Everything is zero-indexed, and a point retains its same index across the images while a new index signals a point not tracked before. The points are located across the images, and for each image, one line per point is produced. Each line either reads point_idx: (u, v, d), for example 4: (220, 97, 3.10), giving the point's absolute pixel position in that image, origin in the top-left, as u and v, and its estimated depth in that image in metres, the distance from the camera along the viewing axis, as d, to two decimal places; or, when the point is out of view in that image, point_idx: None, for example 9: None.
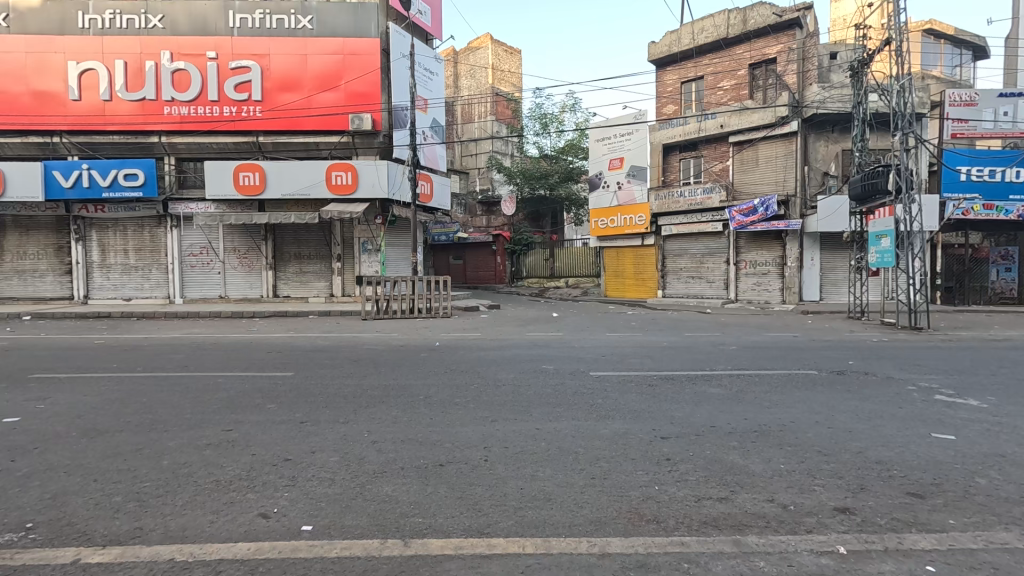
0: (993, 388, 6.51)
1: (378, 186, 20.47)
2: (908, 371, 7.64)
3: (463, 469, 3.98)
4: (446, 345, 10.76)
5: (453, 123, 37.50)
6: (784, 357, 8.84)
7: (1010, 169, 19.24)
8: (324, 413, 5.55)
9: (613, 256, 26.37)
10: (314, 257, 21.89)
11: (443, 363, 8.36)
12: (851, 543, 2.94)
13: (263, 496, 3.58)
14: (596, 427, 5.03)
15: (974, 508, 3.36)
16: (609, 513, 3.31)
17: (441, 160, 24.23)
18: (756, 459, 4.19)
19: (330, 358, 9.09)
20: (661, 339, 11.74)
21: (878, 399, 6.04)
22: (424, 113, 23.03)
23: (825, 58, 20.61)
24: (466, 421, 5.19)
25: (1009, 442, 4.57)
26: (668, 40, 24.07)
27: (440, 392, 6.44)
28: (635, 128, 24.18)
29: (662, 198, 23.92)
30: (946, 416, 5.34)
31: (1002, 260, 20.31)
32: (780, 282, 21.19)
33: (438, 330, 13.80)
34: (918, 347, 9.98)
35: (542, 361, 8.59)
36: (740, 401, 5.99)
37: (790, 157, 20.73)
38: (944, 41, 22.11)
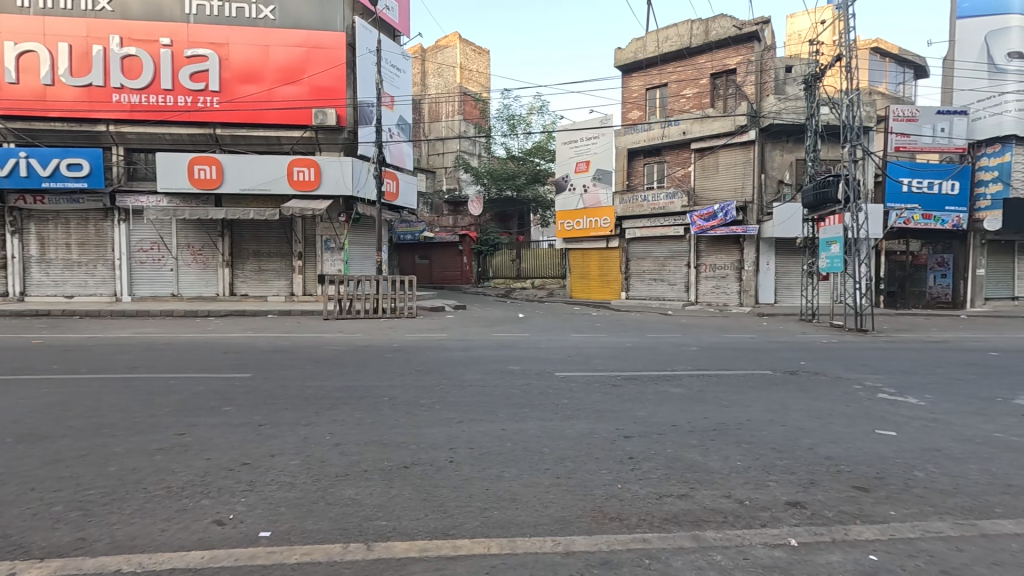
0: (930, 387, 6.94)
1: (342, 182, 20.00)
2: (854, 371, 8.04)
3: (428, 471, 3.94)
4: (412, 345, 10.65)
5: (420, 121, 37.19)
6: (742, 358, 9.17)
7: (946, 181, 20.65)
8: (284, 415, 5.40)
9: (579, 258, 26.65)
10: (274, 255, 21.24)
11: (408, 364, 8.27)
12: (801, 536, 3.08)
13: (219, 502, 3.45)
14: (561, 427, 5.08)
15: (913, 499, 3.58)
16: (574, 511, 3.35)
17: (408, 159, 23.96)
18: (715, 456, 4.34)
19: (290, 358, 8.84)
20: (625, 339, 11.96)
21: (827, 397, 6.35)
22: (391, 110, 22.67)
23: (781, 71, 21.40)
24: (433, 422, 5.16)
25: (945, 437, 4.88)
26: (634, 47, 24.58)
27: (405, 392, 6.36)
28: (602, 132, 24.57)
29: (627, 201, 24.36)
30: (889, 413, 5.67)
31: (938, 266, 21.66)
32: (737, 285, 21.93)
33: (403, 330, 13.63)
34: (864, 348, 10.51)
35: (508, 361, 8.61)
36: (699, 400, 6.17)
37: (748, 164, 21.51)
38: (889, 60, 23.42)
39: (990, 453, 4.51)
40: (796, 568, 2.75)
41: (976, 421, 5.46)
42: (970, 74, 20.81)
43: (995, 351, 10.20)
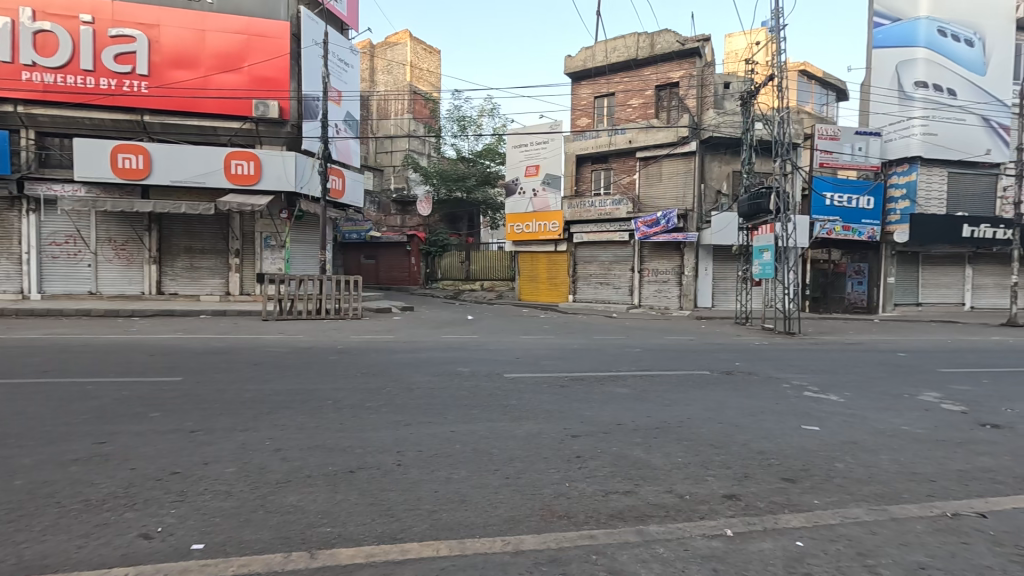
0: (848, 385, 7.52)
1: (284, 178, 19.15)
2: (784, 371, 8.58)
3: (375, 475, 3.85)
4: (358, 347, 10.37)
5: (368, 117, 36.34)
6: (682, 359, 9.57)
7: (863, 197, 22.50)
8: (219, 420, 5.12)
9: (528, 260, 26.85)
10: (208, 252, 20.07)
11: (354, 367, 8.03)
12: (736, 526, 3.25)
13: (145, 514, 3.22)
14: (510, 427, 5.11)
15: (834, 489, 3.87)
16: (523, 510, 3.38)
17: (355, 156, 23.37)
18: (657, 453, 4.51)
19: (225, 361, 8.36)
20: (571, 341, 12.18)
21: (759, 396, 6.74)
22: (337, 105, 21.98)
23: (720, 86, 22.56)
24: (379, 425, 5.05)
25: (861, 431, 5.30)
26: (583, 55, 25.16)
27: (350, 396, 6.17)
28: (551, 137, 24.91)
29: (575, 206, 24.78)
30: (814, 409, 6.12)
31: (856, 274, 23.58)
32: (678, 289, 22.91)
33: (347, 332, 13.24)
34: (791, 350, 11.25)
35: (457, 363, 8.57)
36: (642, 400, 6.39)
37: (689, 174, 22.54)
38: (814, 82, 25.29)
39: (899, 444, 4.94)
40: (732, 557, 2.90)
41: (887, 415, 5.97)
42: (883, 99, 22.88)
43: (903, 351, 11.24)
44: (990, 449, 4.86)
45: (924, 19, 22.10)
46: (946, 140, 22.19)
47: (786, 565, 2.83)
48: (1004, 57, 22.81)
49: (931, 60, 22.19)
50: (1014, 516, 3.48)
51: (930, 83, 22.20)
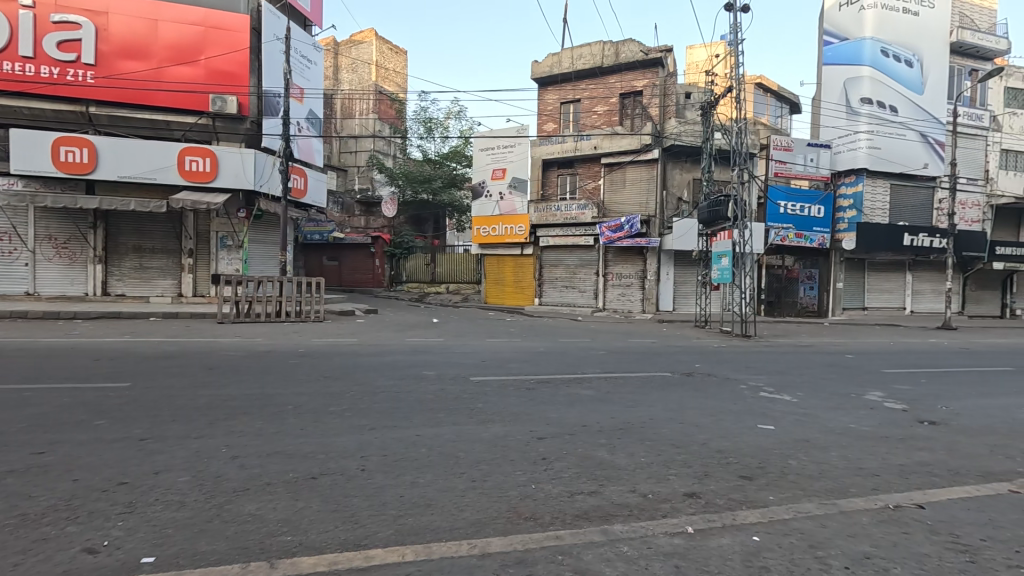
0: (800, 386, 7.87)
1: (242, 176, 18.48)
2: (741, 372, 8.90)
3: (339, 481, 3.76)
4: (319, 350, 10.12)
5: (332, 116, 35.63)
6: (645, 361, 9.79)
7: (814, 206, 23.59)
8: (171, 427, 4.90)
9: (494, 263, 26.80)
10: (158, 252, 19.17)
11: (316, 371, 7.84)
12: (697, 523, 3.35)
13: (90, 528, 3.05)
14: (476, 430, 5.09)
15: (789, 485, 4.03)
16: (490, 513, 3.38)
17: (318, 155, 22.88)
18: (621, 454, 4.59)
19: (178, 365, 8.00)
20: (537, 344, 12.26)
21: (719, 396, 6.96)
22: (300, 103, 21.45)
23: (681, 96, 23.25)
24: (342, 429, 4.95)
25: (812, 429, 5.56)
26: (549, 61, 25.46)
27: (312, 400, 6.01)
28: (517, 141, 25.04)
29: (541, 210, 24.96)
30: (769, 409, 6.38)
31: (807, 279, 24.57)
32: (641, 293, 23.43)
33: (309, 335, 12.89)
34: (749, 352, 11.68)
35: (423, 366, 8.47)
36: (606, 401, 6.49)
37: (652, 181, 23.11)
38: (770, 95, 26.37)
39: (846, 441, 5.21)
40: (693, 553, 2.98)
41: (836, 414, 6.27)
42: (832, 113, 24.16)
43: (850, 353, 11.84)
44: (928, 444, 5.18)
45: (869, 39, 23.37)
46: (888, 153, 23.61)
47: (743, 559, 2.93)
48: (940, 78, 24.41)
49: (876, 78, 23.53)
50: (949, 507, 3.72)
51: (875, 100, 23.54)
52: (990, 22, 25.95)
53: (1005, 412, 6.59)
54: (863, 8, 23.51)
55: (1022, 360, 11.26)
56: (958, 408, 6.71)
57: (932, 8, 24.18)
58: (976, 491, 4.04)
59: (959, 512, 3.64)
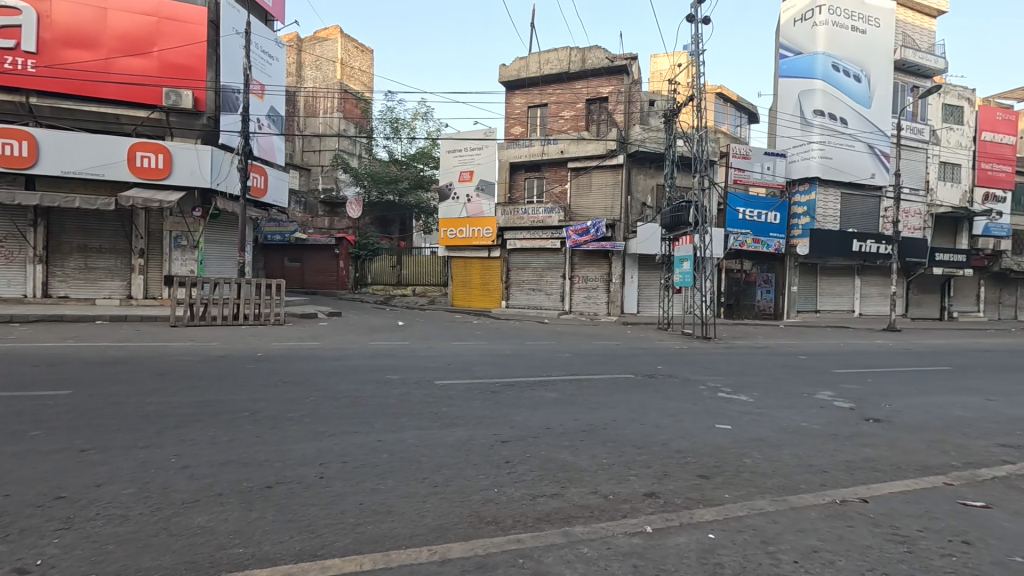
0: (756, 386, 8.15)
1: (198, 173, 17.78)
2: (700, 373, 9.14)
3: (295, 490, 3.66)
4: (278, 354, 9.83)
5: (294, 114, 34.79)
6: (609, 363, 9.96)
7: (771, 212, 24.49)
8: (116, 437, 4.65)
9: (460, 266, 26.65)
10: (106, 251, 18.21)
11: (275, 375, 7.61)
12: (655, 523, 3.41)
13: (21, 547, 2.85)
14: (439, 435, 5.04)
15: (743, 483, 4.17)
16: (451, 519, 3.35)
17: (279, 153, 22.25)
18: (584, 456, 4.63)
19: (126, 371, 7.62)
20: (503, 347, 12.26)
21: (679, 397, 7.13)
22: (261, 100, 20.85)
23: (645, 104, 23.84)
24: (301, 436, 4.82)
25: (767, 428, 5.75)
26: (517, 65, 25.60)
27: (270, 406, 5.83)
28: (485, 144, 25.04)
29: (508, 213, 25.02)
30: (727, 409, 6.58)
31: (765, 283, 25.50)
32: (606, 296, 23.82)
33: (269, 338, 12.51)
34: (708, 353, 12.05)
35: (387, 370, 8.34)
36: (570, 403, 6.55)
37: (616, 186, 23.55)
38: (729, 105, 27.29)
39: (798, 439, 5.43)
40: (651, 552, 3.03)
41: (790, 413, 6.52)
42: (788, 124, 25.30)
43: (802, 354, 12.37)
44: (872, 441, 5.45)
45: (821, 54, 24.50)
46: (839, 163, 24.81)
47: (699, 557, 3.00)
48: (886, 93, 25.81)
49: (828, 91, 24.66)
50: (890, 500, 3.93)
51: (826, 112, 24.70)
52: (929, 42, 27.66)
53: (942, 408, 7.02)
54: (816, 24, 24.62)
55: (957, 359, 12.00)
56: (900, 406, 7.09)
57: (878, 27, 25.55)
58: (914, 484, 4.28)
59: (899, 505, 3.84)
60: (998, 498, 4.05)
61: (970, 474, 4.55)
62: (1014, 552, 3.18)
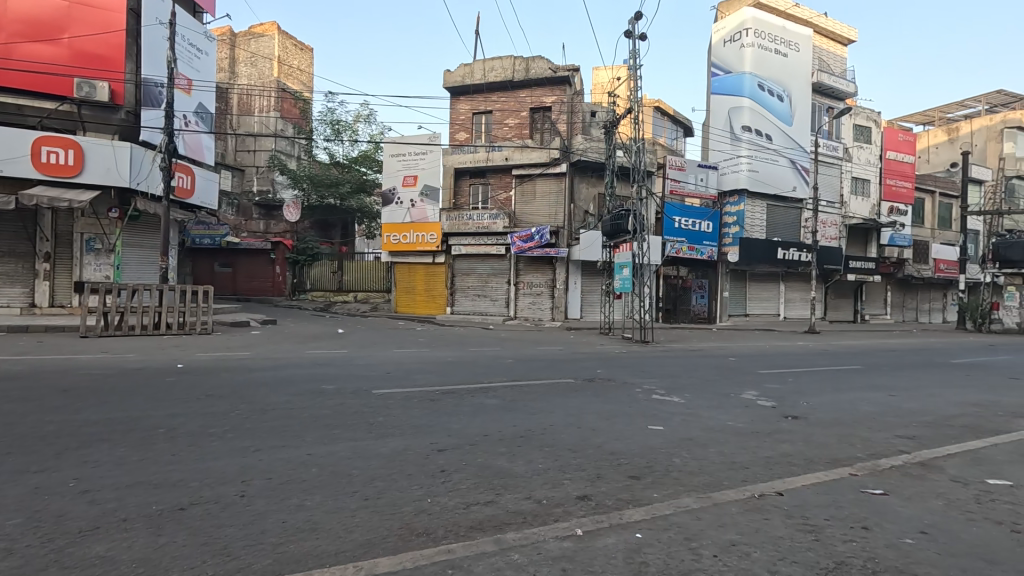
0: (688, 388, 8.52)
1: (115, 171, 16.46)
2: (637, 376, 9.46)
3: (211, 511, 3.44)
4: (202, 366, 9.24)
5: (226, 111, 33.06)
6: (551, 368, 10.09)
7: (704, 222, 25.76)
8: (5, 461, 4.19)
9: (404, 272, 26.17)
10: (4, 255, 16.48)
11: (198, 389, 7.14)
12: (586, 525, 3.48)
13: None
14: (373, 446, 4.91)
15: (671, 482, 4.33)
16: (380, 532, 3.26)
17: (208, 152, 21.00)
18: (520, 462, 4.66)
19: (21, 388, 6.89)
20: (445, 354, 12.14)
21: (615, 400, 7.32)
22: (188, 95, 19.67)
23: (587, 114, 24.64)
24: (221, 452, 4.54)
25: (695, 428, 6.01)
26: (462, 71, 25.63)
27: (190, 422, 5.47)
28: (429, 149, 24.82)
29: (452, 219, 24.82)
30: (660, 410, 6.83)
31: (699, 288, 26.63)
32: (550, 301, 24.16)
33: (193, 349, 11.74)
34: (647, 357, 12.47)
35: (321, 380, 8.03)
36: (509, 410, 6.56)
37: (560, 194, 24.02)
38: (667, 119, 28.59)
39: (723, 437, 5.71)
40: (580, 555, 3.09)
41: (717, 413, 6.86)
42: (719, 138, 26.76)
43: (732, 357, 13.06)
44: (790, 437, 5.83)
45: (748, 74, 26.19)
46: (764, 176, 26.50)
47: (625, 556, 3.09)
48: (805, 112, 27.86)
49: (754, 109, 26.35)
50: (802, 492, 4.22)
51: (753, 128, 26.36)
52: (842, 67, 30.18)
53: (852, 405, 7.61)
54: (743, 46, 26.30)
55: (866, 359, 13.07)
56: (815, 403, 7.63)
57: (798, 51, 27.60)
58: (824, 476, 4.61)
59: (810, 496, 4.12)
60: (895, 485, 4.43)
61: (873, 464, 4.97)
62: (905, 534, 3.49)
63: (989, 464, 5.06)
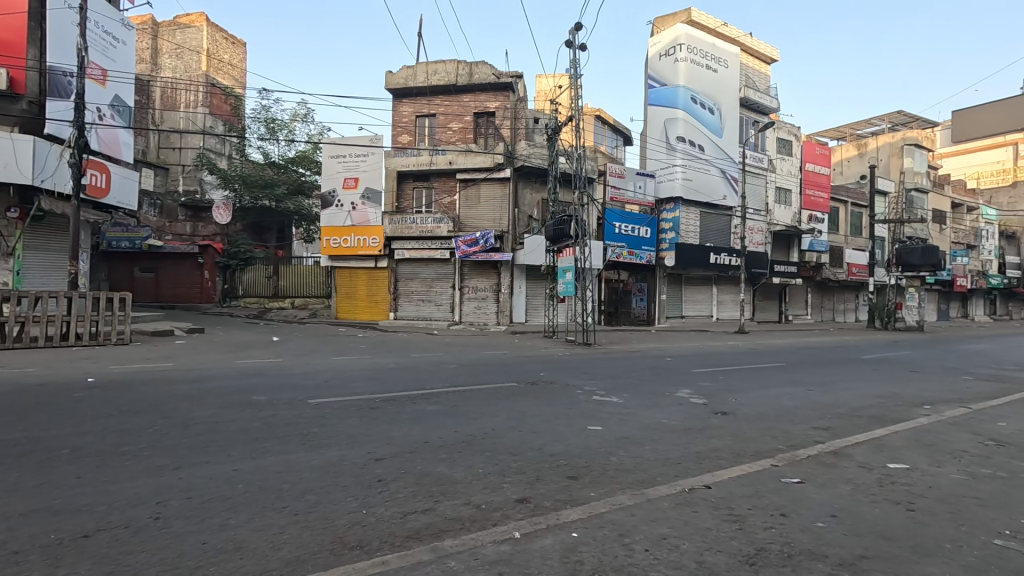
0: (627, 388, 8.78)
1: (13, 166, 14.91)
2: (578, 378, 9.65)
3: (120, 536, 3.17)
4: (117, 379, 8.52)
5: (148, 105, 30.86)
6: (494, 372, 10.14)
7: (643, 227, 26.69)
8: None
9: (345, 276, 25.36)
10: None
11: (110, 404, 6.57)
12: (524, 527, 3.50)
13: None
14: (306, 458, 4.72)
15: (607, 480, 4.45)
16: (310, 548, 3.13)
17: (125, 148, 19.51)
18: (459, 467, 4.63)
19: None
20: (386, 361, 11.88)
21: (556, 403, 7.41)
22: (102, 87, 18.18)
23: (530, 121, 25.11)
24: (135, 472, 4.21)
25: (632, 427, 6.22)
26: (404, 73, 25.30)
27: (99, 441, 5.02)
28: (371, 151, 24.28)
29: (395, 222, 24.35)
30: (599, 411, 7.00)
31: (639, 292, 27.62)
32: (495, 306, 24.22)
33: (105, 361, 10.78)
34: (589, 359, 12.74)
35: (252, 391, 7.60)
36: (450, 415, 6.49)
37: (504, 199, 24.15)
38: (607, 127, 29.55)
39: (658, 435, 5.93)
40: (516, 558, 3.10)
41: (654, 412, 7.10)
42: (656, 147, 27.95)
43: (669, 357, 13.60)
44: (719, 432, 6.15)
45: (682, 87, 27.52)
46: (697, 185, 27.90)
47: (561, 556, 3.13)
48: (733, 125, 29.62)
49: (688, 120, 27.70)
50: (728, 484, 4.44)
51: (687, 139, 27.69)
52: (766, 85, 32.36)
53: (776, 400, 8.11)
54: (677, 60, 27.63)
55: (789, 357, 14.02)
56: (743, 399, 8.08)
57: (727, 67, 29.30)
58: (749, 468, 4.88)
59: (734, 488, 4.36)
60: (809, 473, 4.78)
61: (793, 455, 5.32)
62: (817, 519, 3.76)
63: (890, 450, 5.56)
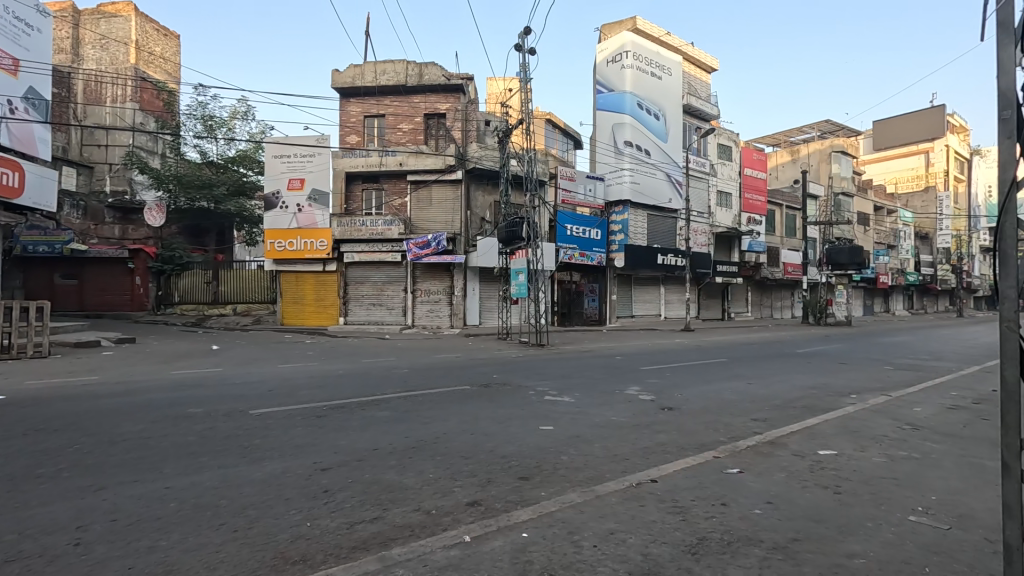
0: (579, 387, 8.92)
1: None
2: (532, 379, 9.69)
3: (33, 567, 2.91)
4: (33, 395, 7.82)
5: (69, 99, 28.68)
6: (447, 376, 10.03)
7: (592, 229, 27.23)
8: None
9: (290, 280, 24.38)
10: None
11: (23, 423, 6.02)
12: (474, 531, 3.49)
13: None
14: (246, 471, 4.51)
15: (558, 479, 4.50)
16: (249, 565, 2.99)
17: (42, 145, 18.00)
18: (410, 473, 4.56)
19: None
20: (335, 367, 11.52)
21: (509, 405, 7.41)
22: (13, 78, 16.69)
23: (481, 123, 25.10)
24: (52, 496, 3.88)
25: (582, 425, 6.32)
26: (352, 72, 24.73)
27: (10, 463, 4.58)
28: (318, 151, 23.59)
29: (344, 225, 23.70)
30: (551, 411, 7.07)
31: (591, 292, 28.11)
32: (449, 308, 24.02)
33: (19, 376, 9.88)
34: (542, 360, 12.84)
35: (188, 403, 7.18)
36: (401, 421, 6.37)
37: (456, 201, 24.03)
38: (558, 131, 30.02)
39: (608, 433, 6.05)
40: (465, 562, 3.08)
41: (605, 410, 7.22)
42: (605, 152, 28.66)
43: (620, 355, 13.92)
44: (665, 427, 6.36)
45: (629, 93, 28.33)
46: (644, 188, 28.79)
47: (512, 557, 3.14)
48: (677, 130, 30.78)
49: (635, 125, 28.53)
50: (673, 477, 4.59)
51: (635, 143, 28.50)
52: (707, 92, 33.78)
53: (719, 394, 8.46)
54: (624, 66, 28.43)
55: (731, 353, 14.67)
56: (688, 395, 8.38)
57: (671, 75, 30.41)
58: (692, 461, 5.07)
59: (679, 480, 4.52)
60: (748, 464, 5.01)
61: (733, 446, 5.57)
62: (754, 506, 3.96)
63: (821, 437, 5.93)
